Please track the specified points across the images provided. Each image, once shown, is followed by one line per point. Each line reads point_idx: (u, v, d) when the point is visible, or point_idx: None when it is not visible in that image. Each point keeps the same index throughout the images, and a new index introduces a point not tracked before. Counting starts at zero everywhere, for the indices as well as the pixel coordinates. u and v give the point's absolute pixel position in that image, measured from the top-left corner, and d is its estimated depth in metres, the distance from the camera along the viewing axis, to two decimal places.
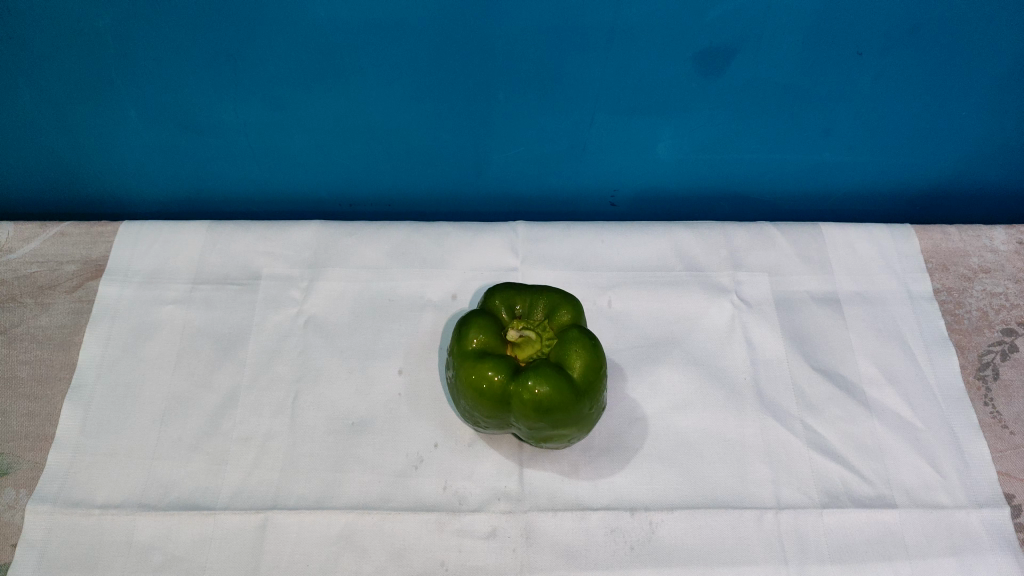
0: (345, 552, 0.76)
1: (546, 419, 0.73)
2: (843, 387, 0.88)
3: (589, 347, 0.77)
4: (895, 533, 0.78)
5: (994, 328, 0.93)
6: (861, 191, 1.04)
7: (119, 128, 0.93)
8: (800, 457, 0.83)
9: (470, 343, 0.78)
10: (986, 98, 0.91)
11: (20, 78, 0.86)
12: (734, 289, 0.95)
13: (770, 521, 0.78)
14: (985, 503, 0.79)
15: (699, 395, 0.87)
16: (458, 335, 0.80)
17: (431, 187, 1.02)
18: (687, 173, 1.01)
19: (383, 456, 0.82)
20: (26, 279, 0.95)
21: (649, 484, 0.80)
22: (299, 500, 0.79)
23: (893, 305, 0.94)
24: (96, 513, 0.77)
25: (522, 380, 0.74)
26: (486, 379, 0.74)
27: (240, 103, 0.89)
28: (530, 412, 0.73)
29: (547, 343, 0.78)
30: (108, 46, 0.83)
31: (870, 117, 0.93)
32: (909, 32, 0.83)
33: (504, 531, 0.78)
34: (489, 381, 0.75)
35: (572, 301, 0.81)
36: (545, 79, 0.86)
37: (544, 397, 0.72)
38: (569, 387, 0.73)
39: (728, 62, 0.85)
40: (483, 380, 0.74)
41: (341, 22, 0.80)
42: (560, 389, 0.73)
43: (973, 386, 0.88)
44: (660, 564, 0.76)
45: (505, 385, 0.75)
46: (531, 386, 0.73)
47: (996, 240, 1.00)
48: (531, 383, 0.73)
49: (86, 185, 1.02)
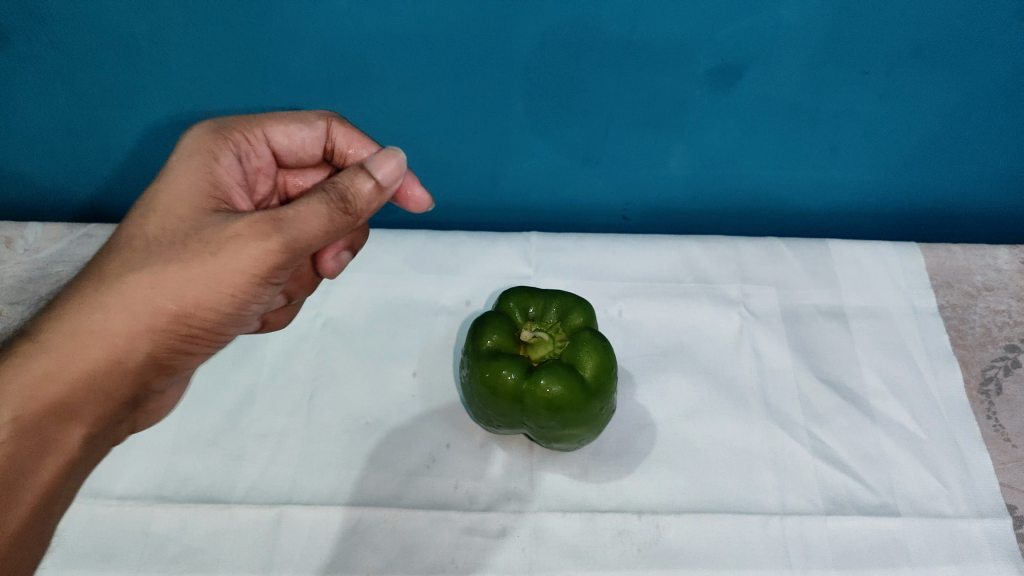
0: (357, 547, 0.77)
1: (557, 418, 0.75)
2: (849, 399, 0.89)
3: (600, 349, 0.79)
4: (899, 541, 0.79)
5: (998, 343, 0.94)
6: (868, 208, 1.07)
7: (148, 133, 0.96)
8: (806, 466, 0.84)
9: (483, 342, 0.80)
10: (990, 117, 0.93)
11: (57, 81, 0.90)
12: (742, 301, 0.97)
13: (775, 527, 0.79)
14: (987, 513, 0.80)
15: (707, 403, 0.89)
16: (472, 334, 0.82)
17: (447, 197, 1.05)
18: (698, 188, 1.03)
19: (397, 454, 0.84)
20: (52, 278, 0.98)
21: (656, 488, 0.82)
22: (312, 496, 0.81)
23: (898, 321, 0.96)
24: (115, 504, 0.79)
25: (534, 378, 0.76)
26: (498, 378, 0.77)
27: (265, 110, 0.92)
28: (543, 410, 0.75)
29: (559, 345, 0.80)
30: (143, 53, 0.86)
31: (877, 135, 0.95)
32: (914, 53, 0.85)
33: (513, 530, 0.79)
34: (502, 379, 0.77)
35: (584, 305, 0.83)
36: (561, 92, 0.89)
37: (556, 395, 0.74)
38: (580, 388, 0.75)
39: (739, 78, 0.88)
40: (496, 378, 0.77)
41: (366, 34, 0.83)
42: (571, 389, 0.75)
43: (976, 400, 0.89)
44: (666, 565, 0.77)
45: (518, 384, 0.77)
46: (542, 385, 0.75)
47: (999, 259, 1.01)
48: (544, 382, 0.75)
49: (114, 188, 1.05)
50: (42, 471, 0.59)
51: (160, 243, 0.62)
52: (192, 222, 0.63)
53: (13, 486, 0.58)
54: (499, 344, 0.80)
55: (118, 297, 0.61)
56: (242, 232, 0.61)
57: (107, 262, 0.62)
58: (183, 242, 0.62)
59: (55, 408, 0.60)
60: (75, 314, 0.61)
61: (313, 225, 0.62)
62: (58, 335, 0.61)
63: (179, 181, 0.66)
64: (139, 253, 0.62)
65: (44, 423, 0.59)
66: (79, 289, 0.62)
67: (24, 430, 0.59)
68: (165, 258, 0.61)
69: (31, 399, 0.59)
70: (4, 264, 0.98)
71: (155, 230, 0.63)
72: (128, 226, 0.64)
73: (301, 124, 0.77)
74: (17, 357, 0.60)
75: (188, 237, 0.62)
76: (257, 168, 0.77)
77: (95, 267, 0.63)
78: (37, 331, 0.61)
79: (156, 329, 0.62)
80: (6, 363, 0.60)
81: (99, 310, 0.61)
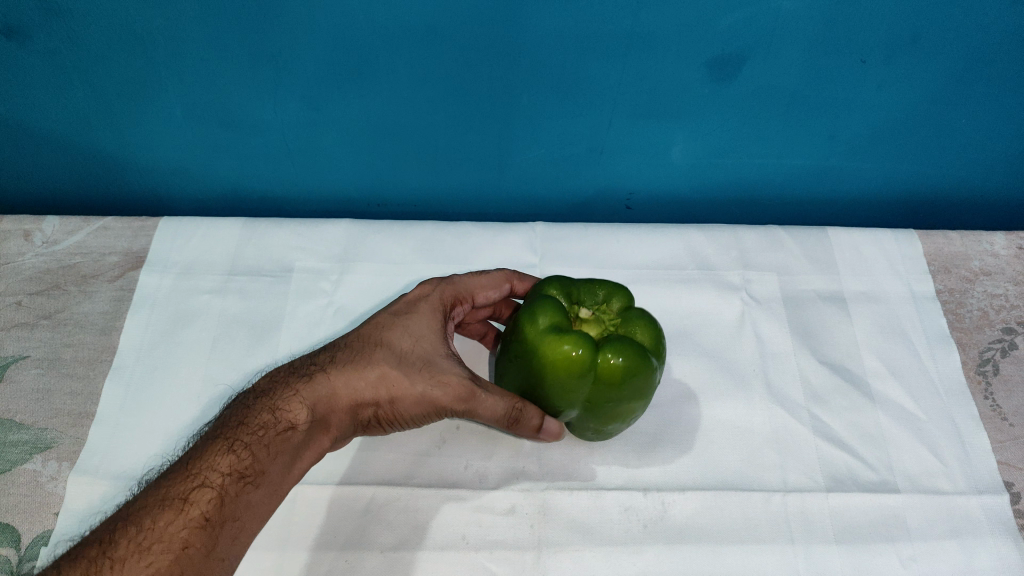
0: (370, 525, 0.79)
1: (628, 389, 0.79)
2: (849, 379, 0.92)
3: (649, 325, 0.84)
4: (898, 516, 0.81)
5: (995, 326, 0.96)
6: (866, 196, 1.09)
7: (163, 128, 0.99)
8: (806, 444, 0.86)
9: (543, 321, 0.82)
10: (984, 105, 0.95)
11: (75, 76, 0.92)
12: (744, 287, 0.99)
13: (777, 503, 0.81)
14: (985, 490, 0.82)
15: (708, 384, 0.91)
16: (525, 316, 0.84)
17: (456, 189, 1.08)
18: (700, 177, 1.06)
19: (408, 436, 0.86)
20: (70, 269, 1.00)
21: (661, 467, 0.84)
22: (326, 476, 0.83)
23: (896, 304, 0.98)
24: (135, 484, 0.81)
25: (603, 354, 0.79)
26: (569, 355, 0.79)
27: (277, 104, 0.95)
28: (616, 382, 0.78)
29: (611, 322, 0.84)
30: (159, 47, 0.88)
31: (873, 124, 0.98)
32: (909, 42, 0.87)
33: (522, 507, 0.81)
34: (573, 355, 0.79)
35: (622, 287, 0.87)
36: (566, 83, 0.92)
37: (631, 366, 0.78)
38: (649, 364, 0.79)
39: (739, 68, 0.90)
40: (566, 355, 0.79)
41: (376, 28, 0.85)
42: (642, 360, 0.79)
43: (974, 381, 0.91)
44: (671, 541, 0.79)
45: (587, 359, 0.79)
46: (615, 357, 0.79)
47: (997, 244, 1.03)
48: (616, 355, 0.79)
49: (129, 181, 1.07)
50: (301, 469, 0.73)
51: (411, 357, 0.78)
52: (433, 348, 0.79)
53: (283, 472, 0.71)
54: (561, 323, 0.82)
55: (379, 375, 0.76)
56: (455, 382, 0.76)
57: (370, 347, 0.78)
58: (422, 364, 0.77)
59: (320, 429, 0.74)
60: (347, 371, 0.76)
61: (485, 412, 0.77)
62: (336, 377, 0.76)
63: (426, 312, 0.82)
64: (398, 356, 0.78)
65: (313, 438, 0.74)
66: (351, 353, 0.78)
67: (304, 439, 0.73)
68: (406, 371, 0.77)
69: (313, 417, 0.74)
70: (23, 256, 1.01)
71: (407, 344, 0.79)
72: (387, 325, 0.80)
73: (494, 287, 0.88)
74: (316, 384, 0.75)
75: (427, 360, 0.78)
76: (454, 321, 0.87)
77: (365, 341, 0.79)
78: (331, 373, 0.76)
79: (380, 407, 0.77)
80: (302, 386, 0.75)
81: (364, 379, 0.76)
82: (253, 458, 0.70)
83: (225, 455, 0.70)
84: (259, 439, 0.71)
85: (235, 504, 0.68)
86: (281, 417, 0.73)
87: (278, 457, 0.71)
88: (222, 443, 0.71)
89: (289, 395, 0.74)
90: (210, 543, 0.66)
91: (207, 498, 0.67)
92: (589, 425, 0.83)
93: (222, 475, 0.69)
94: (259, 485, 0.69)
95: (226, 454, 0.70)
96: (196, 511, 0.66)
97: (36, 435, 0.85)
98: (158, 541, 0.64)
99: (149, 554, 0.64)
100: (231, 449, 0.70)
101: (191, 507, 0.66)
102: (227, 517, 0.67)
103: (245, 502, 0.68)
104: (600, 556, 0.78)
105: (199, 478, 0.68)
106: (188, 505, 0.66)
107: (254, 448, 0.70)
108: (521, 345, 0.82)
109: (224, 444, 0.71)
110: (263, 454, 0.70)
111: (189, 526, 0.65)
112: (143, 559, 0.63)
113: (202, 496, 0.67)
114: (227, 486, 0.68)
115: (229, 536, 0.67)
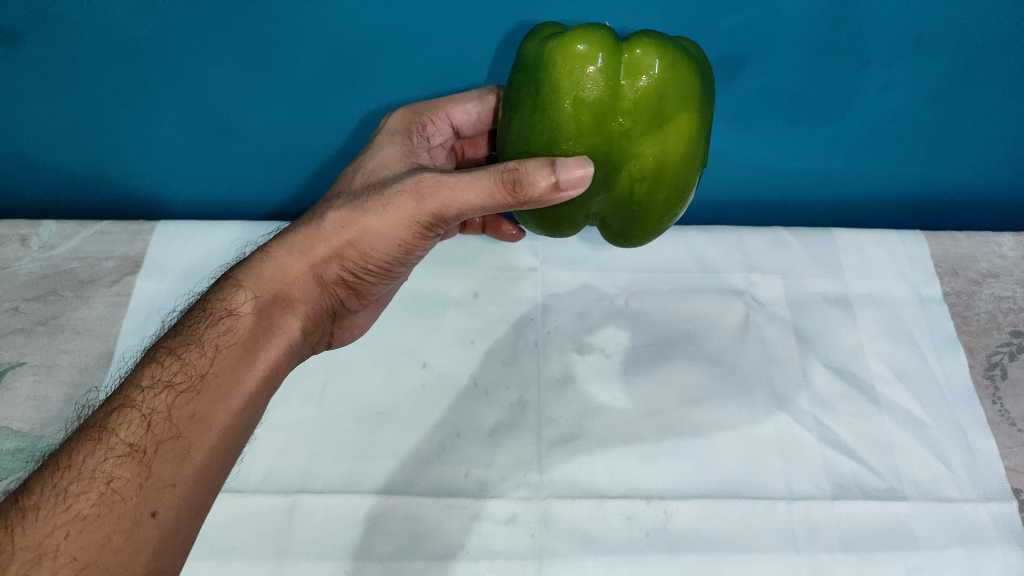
0: (370, 534, 0.78)
1: (668, 79, 0.63)
2: (854, 384, 0.90)
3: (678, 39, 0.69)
4: (905, 524, 0.80)
5: (1003, 329, 0.94)
6: (873, 197, 1.08)
7: (158, 131, 0.97)
8: (811, 451, 0.85)
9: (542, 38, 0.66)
10: (991, 105, 0.93)
11: (68, 81, 0.90)
12: (747, 290, 0.98)
13: (782, 512, 0.80)
14: (994, 497, 0.81)
15: (713, 390, 0.89)
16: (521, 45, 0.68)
17: None
18: (705, 179, 1.04)
19: (406, 442, 0.85)
20: (66, 274, 0.99)
21: (662, 475, 0.83)
22: (325, 485, 0.82)
23: (903, 307, 0.97)
24: None
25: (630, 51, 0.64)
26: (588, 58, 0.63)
27: (272, 108, 0.93)
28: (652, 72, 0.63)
29: None
30: (153, 52, 0.87)
31: (875, 124, 0.96)
32: (914, 43, 0.85)
33: (523, 516, 0.80)
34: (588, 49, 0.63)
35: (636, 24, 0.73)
36: None
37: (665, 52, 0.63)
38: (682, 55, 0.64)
39: (741, 69, 0.88)
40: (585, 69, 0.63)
41: (371, 30, 0.83)
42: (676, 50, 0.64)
43: (982, 385, 0.90)
44: (673, 550, 0.78)
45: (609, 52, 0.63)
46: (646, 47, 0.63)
47: (1005, 246, 1.01)
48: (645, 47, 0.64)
49: (126, 184, 1.06)
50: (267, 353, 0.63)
51: (364, 192, 0.69)
52: (388, 177, 0.70)
53: (233, 367, 0.61)
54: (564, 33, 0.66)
55: (324, 224, 0.67)
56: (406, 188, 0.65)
57: (316, 208, 0.70)
58: (371, 193, 0.68)
59: (278, 306, 0.65)
60: (288, 239, 0.68)
61: (468, 198, 0.63)
62: (274, 250, 0.67)
63: (379, 154, 0.74)
64: (346, 201, 0.69)
65: (269, 317, 0.64)
66: (296, 223, 0.70)
67: (255, 319, 0.63)
68: (354, 206, 0.67)
69: (258, 297, 0.65)
70: (19, 262, 1.00)
71: (357, 186, 0.70)
72: (336, 184, 0.72)
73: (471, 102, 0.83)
74: (255, 266, 0.67)
75: (377, 188, 0.68)
76: (436, 140, 0.86)
77: (311, 209, 0.71)
78: (270, 247, 0.68)
79: (343, 258, 0.68)
80: (241, 271, 0.67)
81: (309, 236, 0.67)
82: (186, 364, 0.60)
83: (151, 368, 0.60)
84: (192, 338, 0.62)
85: (169, 419, 0.57)
86: (219, 307, 0.64)
87: (220, 351, 0.61)
88: (151, 358, 0.62)
89: (226, 286, 0.66)
90: (143, 469, 0.54)
91: (132, 422, 0.56)
92: (627, 169, 0.68)
93: (148, 391, 0.58)
94: (199, 389, 0.58)
95: (149, 368, 0.60)
96: (119, 438, 0.56)
97: (32, 443, 0.84)
98: (77, 482, 0.53)
99: (67, 497, 0.52)
100: (155, 362, 0.61)
101: (113, 435, 0.56)
102: (164, 436, 0.56)
103: (187, 413, 0.57)
104: (602, 566, 0.77)
105: (121, 402, 0.58)
106: (110, 433, 0.56)
107: (182, 351, 0.61)
108: (522, 79, 0.67)
109: (149, 360, 0.61)
110: (197, 355, 0.61)
111: (114, 456, 0.55)
112: (62, 504, 0.52)
113: (124, 421, 0.57)
114: (157, 402, 0.57)
115: (173, 456, 0.55)
